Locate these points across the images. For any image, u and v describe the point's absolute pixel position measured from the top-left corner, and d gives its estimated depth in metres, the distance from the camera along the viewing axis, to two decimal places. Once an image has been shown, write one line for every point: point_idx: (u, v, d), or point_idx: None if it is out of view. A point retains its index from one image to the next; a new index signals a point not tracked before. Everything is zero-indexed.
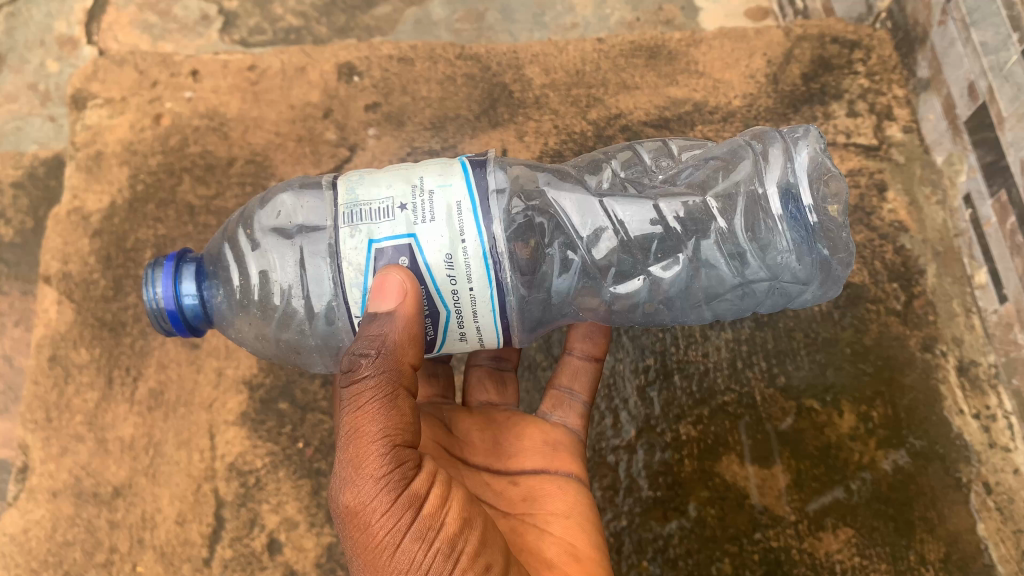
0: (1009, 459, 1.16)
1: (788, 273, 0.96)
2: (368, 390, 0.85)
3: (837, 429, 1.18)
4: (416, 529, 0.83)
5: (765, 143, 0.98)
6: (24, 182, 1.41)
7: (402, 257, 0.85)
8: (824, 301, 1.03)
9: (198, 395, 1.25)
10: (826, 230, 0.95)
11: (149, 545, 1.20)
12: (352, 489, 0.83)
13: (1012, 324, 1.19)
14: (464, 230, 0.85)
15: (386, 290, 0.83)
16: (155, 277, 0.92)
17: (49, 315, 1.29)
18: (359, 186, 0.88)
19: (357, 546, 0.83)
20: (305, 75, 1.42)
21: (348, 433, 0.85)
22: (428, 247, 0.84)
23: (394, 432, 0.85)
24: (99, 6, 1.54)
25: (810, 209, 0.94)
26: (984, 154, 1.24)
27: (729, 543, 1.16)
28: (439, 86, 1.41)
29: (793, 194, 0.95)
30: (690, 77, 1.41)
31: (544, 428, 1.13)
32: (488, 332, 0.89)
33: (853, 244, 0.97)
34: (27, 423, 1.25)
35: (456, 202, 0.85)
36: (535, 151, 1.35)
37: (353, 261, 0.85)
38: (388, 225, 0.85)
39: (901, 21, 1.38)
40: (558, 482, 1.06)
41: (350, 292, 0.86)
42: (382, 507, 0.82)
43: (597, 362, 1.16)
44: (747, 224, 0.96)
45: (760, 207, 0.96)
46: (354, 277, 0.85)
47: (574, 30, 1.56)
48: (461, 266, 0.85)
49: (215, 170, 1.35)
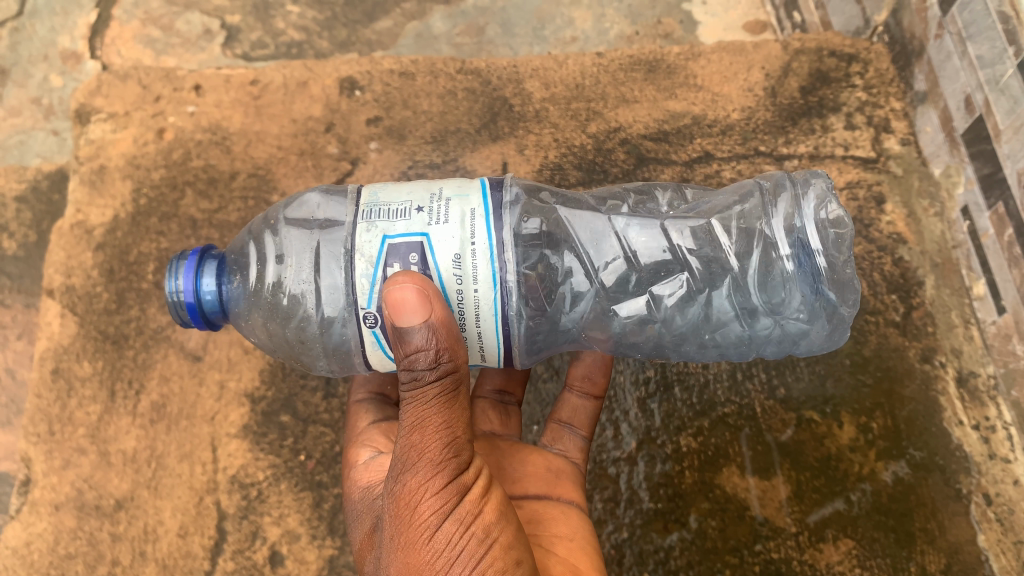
0: (1009, 470, 1.17)
1: (795, 313, 0.97)
2: (431, 385, 0.85)
3: (837, 441, 1.18)
4: (458, 513, 0.83)
5: (774, 186, 1.01)
6: (28, 196, 1.42)
7: (413, 253, 0.86)
8: (832, 348, 1.01)
9: (200, 407, 1.25)
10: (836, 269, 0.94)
11: (151, 558, 1.20)
12: (409, 474, 0.84)
13: (1010, 335, 1.19)
14: (475, 234, 0.86)
15: (406, 299, 0.82)
16: (178, 268, 0.95)
17: (53, 328, 1.30)
18: (382, 191, 0.91)
19: (401, 522, 0.84)
20: (307, 89, 1.43)
21: (409, 425, 0.85)
22: (439, 247, 0.85)
23: (454, 426, 0.85)
24: (104, 22, 1.55)
25: (819, 254, 0.94)
26: (981, 166, 1.24)
27: (729, 555, 1.16)
28: (440, 101, 1.43)
29: (801, 239, 0.95)
30: (690, 91, 1.43)
31: (545, 456, 1.14)
32: (489, 338, 0.89)
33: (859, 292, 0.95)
34: (30, 436, 1.26)
35: (471, 209, 0.88)
36: (535, 165, 1.37)
37: (365, 251, 0.86)
38: (403, 223, 0.86)
39: (898, 35, 1.39)
40: (560, 507, 1.07)
41: (358, 282, 0.86)
42: (433, 492, 0.83)
43: (597, 399, 1.18)
44: (754, 261, 0.98)
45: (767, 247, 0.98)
46: (365, 268, 0.86)
47: (574, 44, 1.57)
48: (469, 268, 0.85)
49: (217, 184, 1.36)
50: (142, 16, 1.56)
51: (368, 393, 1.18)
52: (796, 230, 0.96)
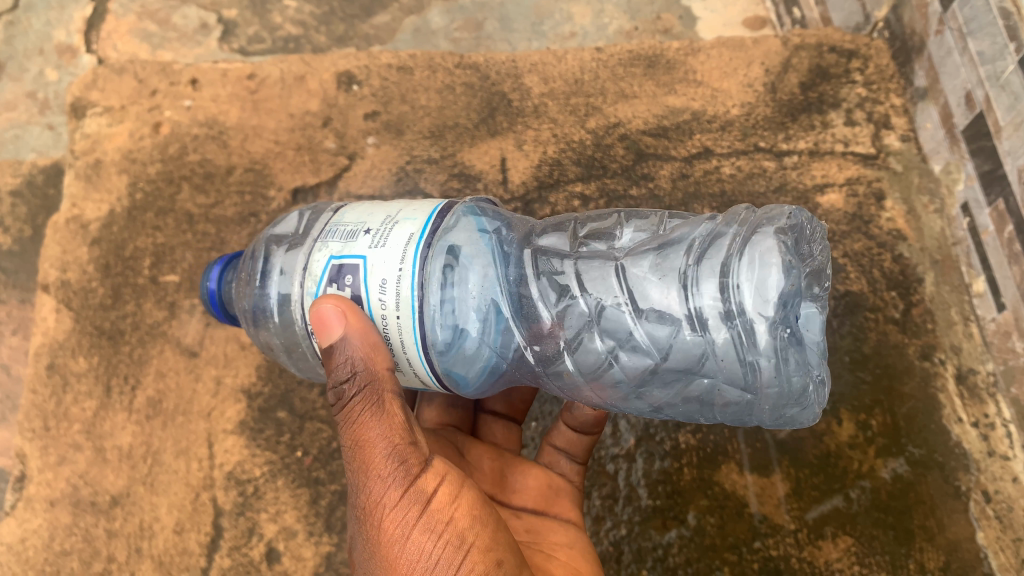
0: (1007, 468, 1.16)
1: (733, 378, 0.89)
2: (359, 403, 0.86)
3: (836, 438, 1.18)
4: (426, 521, 0.84)
5: (724, 233, 0.90)
6: (23, 190, 1.41)
7: (349, 275, 0.86)
8: (793, 420, 0.92)
9: (197, 403, 1.24)
10: (768, 338, 0.84)
11: (147, 555, 1.19)
12: (363, 491, 0.85)
13: (1010, 332, 1.19)
14: (404, 260, 0.84)
15: (325, 320, 0.84)
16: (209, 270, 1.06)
17: (48, 323, 1.29)
18: (351, 211, 0.93)
19: (371, 541, 0.84)
20: (305, 84, 1.42)
21: (351, 444, 0.87)
22: (373, 270, 0.85)
23: (390, 435, 0.86)
24: (99, 16, 1.54)
25: (754, 319, 0.84)
26: (982, 163, 1.24)
27: (729, 552, 1.15)
28: (438, 95, 1.42)
29: (731, 310, 0.85)
30: (689, 86, 1.42)
31: (543, 473, 1.14)
32: (418, 366, 0.87)
33: (807, 360, 0.88)
34: (26, 432, 1.25)
35: (410, 233, 0.86)
36: (534, 160, 1.36)
37: (313, 271, 0.89)
38: (348, 245, 0.88)
39: (898, 31, 1.39)
40: (556, 520, 1.09)
41: (305, 299, 0.89)
42: (392, 506, 0.84)
43: (593, 436, 1.12)
44: (683, 325, 0.89)
45: (692, 309, 0.88)
46: (311, 286, 0.89)
47: (572, 39, 1.57)
48: (393, 295, 0.84)
49: (214, 178, 1.35)
50: (138, 10, 1.55)
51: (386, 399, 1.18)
52: (724, 296, 0.85)
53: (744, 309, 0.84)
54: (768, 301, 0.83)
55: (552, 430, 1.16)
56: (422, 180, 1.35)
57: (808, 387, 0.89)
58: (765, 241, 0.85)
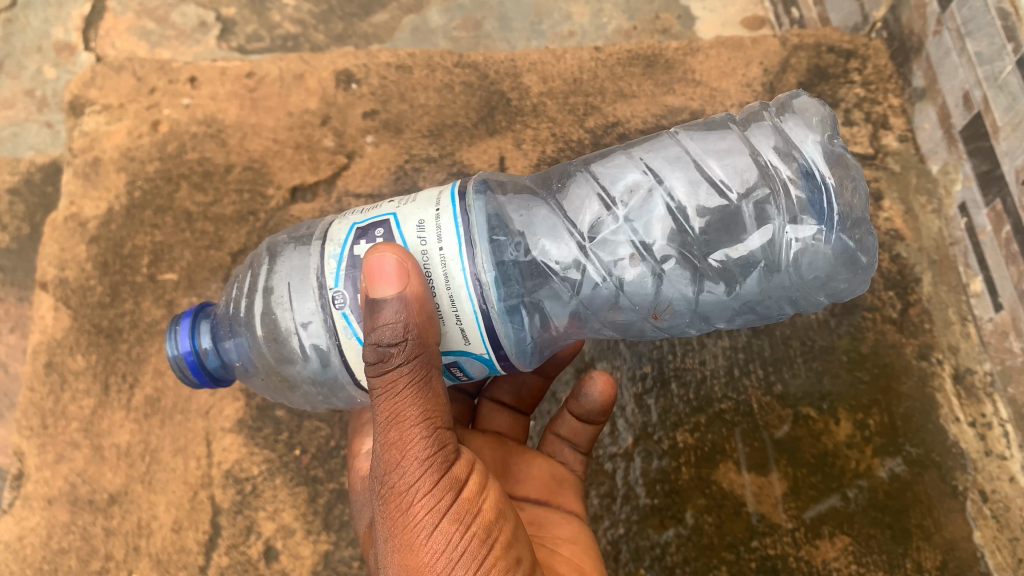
0: (1005, 467, 1.17)
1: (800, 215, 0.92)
2: (404, 377, 0.83)
3: (834, 437, 1.18)
4: (455, 511, 0.83)
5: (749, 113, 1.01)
6: (21, 188, 1.41)
7: (378, 229, 0.87)
8: (859, 262, 0.94)
9: (195, 402, 1.24)
10: (833, 174, 0.94)
11: (145, 553, 1.19)
12: (395, 471, 0.83)
13: (1007, 332, 1.19)
14: (439, 202, 0.86)
15: (384, 271, 0.81)
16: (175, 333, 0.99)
17: (46, 321, 1.29)
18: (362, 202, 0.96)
19: (395, 525, 0.83)
20: (304, 82, 1.42)
21: (386, 419, 0.84)
22: (404, 221, 0.86)
23: (430, 415, 0.84)
24: (97, 13, 1.54)
25: (806, 151, 0.95)
26: (979, 163, 1.24)
27: (726, 551, 1.16)
28: (437, 94, 1.42)
29: (797, 159, 0.94)
30: (688, 86, 1.42)
31: (547, 463, 1.14)
32: (463, 304, 0.84)
33: (862, 193, 0.94)
34: (23, 430, 1.24)
35: (439, 188, 0.89)
36: (532, 159, 1.36)
37: (334, 237, 0.88)
38: (373, 210, 0.89)
39: (896, 31, 1.39)
40: (561, 513, 1.08)
41: (326, 263, 0.87)
42: (424, 491, 0.83)
43: (597, 427, 1.13)
44: (759, 183, 0.93)
45: (762, 166, 0.94)
46: (332, 250, 0.88)
47: (571, 39, 1.58)
48: (432, 231, 0.85)
49: (213, 177, 1.35)
50: (137, 8, 1.55)
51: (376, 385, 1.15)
52: (788, 149, 0.95)
53: (808, 155, 0.94)
54: (824, 145, 0.95)
55: (555, 420, 1.17)
56: (420, 179, 1.35)
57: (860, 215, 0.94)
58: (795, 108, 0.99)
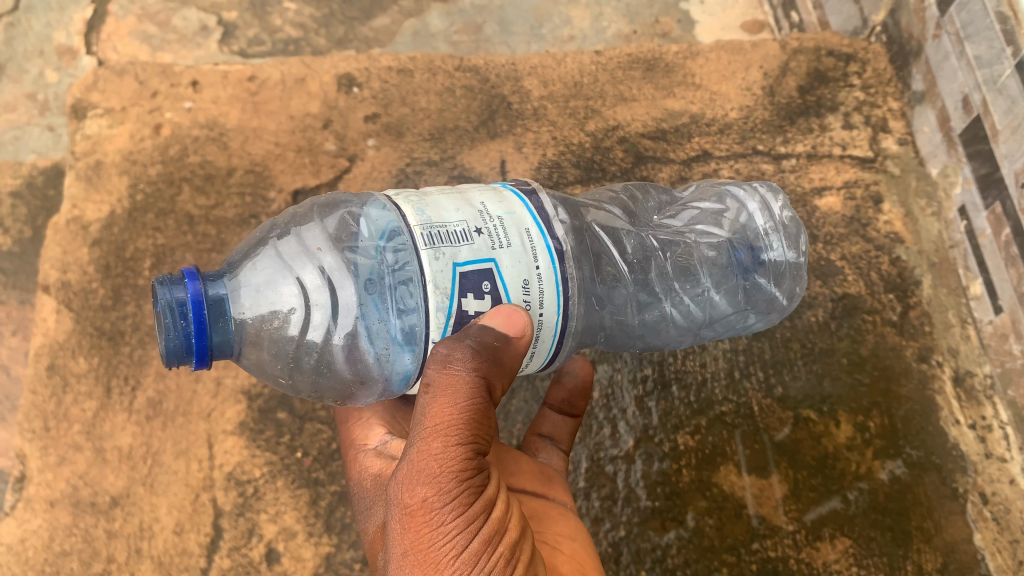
0: (1005, 469, 1.17)
1: (756, 302, 1.12)
2: (467, 391, 0.81)
3: (834, 439, 1.19)
4: (486, 533, 0.80)
5: (739, 191, 1.16)
6: (22, 191, 1.41)
7: (485, 282, 0.83)
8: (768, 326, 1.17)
9: (197, 404, 1.25)
10: (792, 271, 1.11)
11: (147, 555, 1.20)
12: (430, 484, 0.79)
13: (1006, 335, 1.19)
14: (538, 259, 0.86)
15: (511, 322, 0.82)
16: (178, 290, 0.83)
17: (48, 324, 1.29)
18: (427, 207, 0.85)
19: (417, 538, 0.79)
20: (305, 86, 1.43)
21: (435, 427, 0.81)
22: (509, 273, 0.84)
23: (478, 435, 0.82)
24: (99, 17, 1.55)
25: (777, 243, 1.10)
26: (978, 166, 1.24)
27: (726, 553, 1.16)
28: (438, 98, 1.42)
29: (768, 244, 1.10)
30: (688, 90, 1.43)
31: (531, 460, 1.12)
32: (539, 357, 0.90)
33: (801, 284, 1.12)
34: (25, 433, 1.24)
35: (526, 227, 0.87)
36: (533, 162, 1.36)
37: (439, 283, 0.81)
38: (468, 248, 0.83)
39: (895, 34, 1.39)
40: (557, 508, 1.05)
41: (434, 316, 0.81)
42: (456, 511, 0.79)
43: (576, 418, 1.17)
44: (738, 269, 1.10)
45: (742, 246, 1.11)
46: (440, 301, 0.81)
47: (571, 42, 1.58)
48: (537, 294, 0.86)
49: (214, 180, 1.36)
50: (138, 12, 1.55)
51: None
52: (768, 237, 1.10)
53: (785, 248, 1.10)
54: (798, 245, 1.11)
55: (535, 421, 1.18)
56: (421, 183, 1.35)
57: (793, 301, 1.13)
58: (780, 202, 1.14)
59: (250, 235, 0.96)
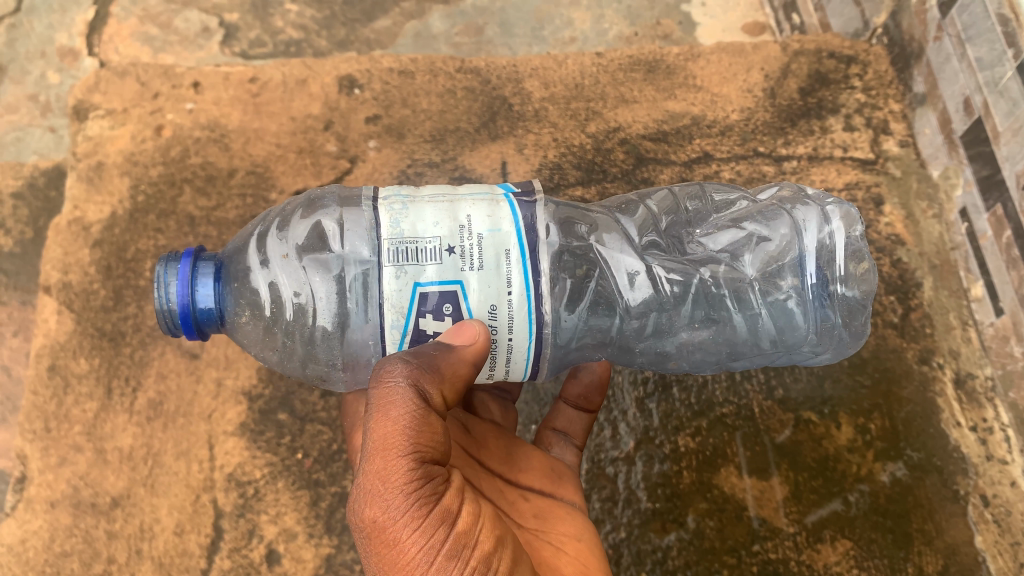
0: (1006, 472, 1.17)
1: (803, 339, 1.03)
2: (399, 404, 0.81)
3: (834, 441, 1.19)
4: (449, 545, 0.78)
5: (801, 211, 1.04)
6: (24, 192, 1.42)
7: (446, 304, 0.84)
8: (829, 361, 1.09)
9: (198, 405, 1.25)
10: (845, 306, 1.02)
11: (147, 556, 1.20)
12: (380, 503, 0.78)
13: (1008, 337, 1.19)
14: (512, 283, 0.84)
15: (462, 333, 0.84)
16: (172, 274, 0.89)
17: (50, 325, 1.29)
18: (404, 219, 0.85)
19: (381, 559, 0.79)
20: (305, 87, 1.43)
21: (376, 446, 0.80)
22: (474, 296, 0.84)
23: (423, 445, 0.81)
24: (101, 19, 1.55)
25: (836, 278, 1.01)
26: (980, 168, 1.24)
27: (727, 555, 1.16)
28: (439, 99, 1.43)
29: (825, 277, 1.01)
30: (689, 92, 1.43)
31: (544, 457, 1.12)
32: (516, 372, 0.90)
33: (867, 324, 1.04)
34: (26, 433, 1.24)
35: (506, 249, 0.85)
36: (534, 164, 1.37)
37: (395, 302, 0.83)
38: (434, 268, 0.83)
39: (897, 37, 1.39)
40: (565, 508, 1.05)
41: (388, 333, 0.84)
42: (410, 526, 0.78)
43: (592, 414, 1.16)
44: (781, 301, 1.01)
45: (790, 278, 1.01)
46: (395, 319, 0.84)
47: (573, 44, 1.59)
48: (505, 318, 0.85)
49: (216, 182, 1.36)
50: (140, 13, 1.56)
51: None
52: (829, 269, 1.01)
53: (849, 284, 1.01)
54: (866, 283, 1.02)
55: (550, 415, 1.18)
56: (422, 184, 1.36)
57: (849, 337, 1.04)
58: (856, 230, 1.02)
59: (247, 227, 1.00)
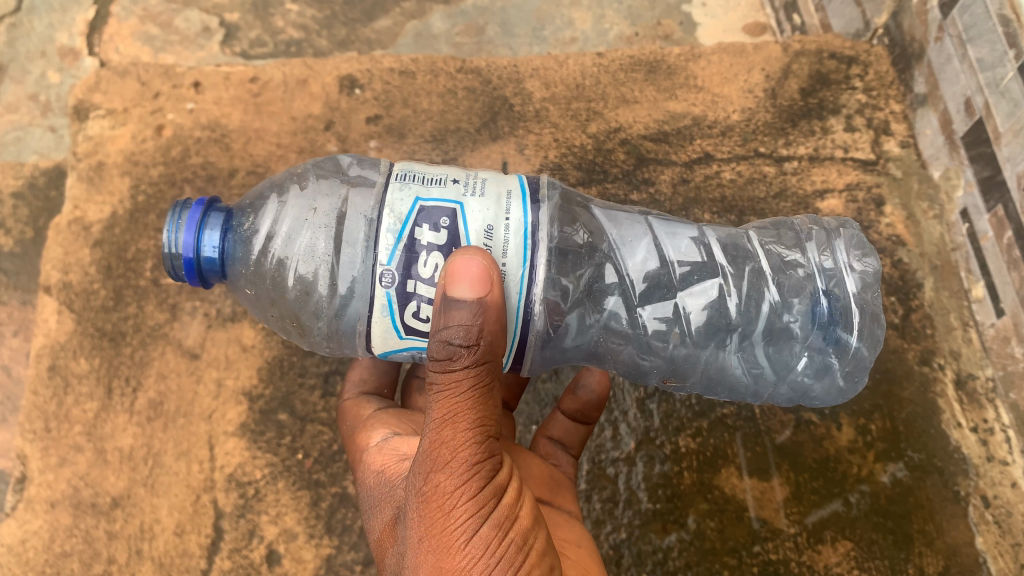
0: (1007, 472, 1.16)
1: (809, 356, 1.03)
2: (468, 380, 0.81)
3: (835, 442, 1.19)
4: (496, 517, 0.81)
5: (808, 230, 1.10)
6: (24, 192, 1.41)
7: (443, 217, 0.85)
8: (840, 401, 1.06)
9: (198, 404, 1.25)
10: (863, 317, 1.00)
11: (148, 556, 1.19)
12: (441, 471, 0.79)
13: (1009, 338, 1.19)
14: (510, 211, 0.86)
15: (473, 276, 0.81)
16: (182, 217, 0.92)
17: (50, 325, 1.29)
18: (417, 163, 0.91)
19: (429, 524, 0.79)
20: (306, 87, 1.43)
21: (443, 416, 0.81)
22: (472, 215, 0.85)
23: (486, 422, 0.82)
24: (102, 19, 1.55)
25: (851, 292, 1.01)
26: (981, 169, 1.24)
27: (728, 556, 1.16)
28: (440, 100, 1.42)
29: (835, 285, 1.02)
30: (690, 92, 1.43)
31: (542, 464, 1.14)
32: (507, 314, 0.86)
33: (882, 337, 1.02)
34: (26, 433, 1.24)
35: (507, 189, 0.89)
36: (535, 164, 1.37)
37: (396, 209, 0.85)
38: (437, 189, 0.87)
39: (898, 37, 1.39)
40: (563, 515, 1.06)
41: (383, 237, 0.84)
42: (467, 497, 0.79)
43: (588, 426, 1.16)
44: (790, 308, 1.03)
45: (801, 284, 1.04)
46: (391, 224, 0.84)
47: (573, 44, 1.59)
48: (500, 241, 0.85)
49: (216, 181, 1.36)
50: (141, 13, 1.56)
51: (361, 393, 1.19)
52: (838, 277, 1.03)
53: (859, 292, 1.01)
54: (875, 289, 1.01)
55: (546, 424, 1.19)
56: None
57: (865, 357, 1.01)
58: (859, 244, 1.06)
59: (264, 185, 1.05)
